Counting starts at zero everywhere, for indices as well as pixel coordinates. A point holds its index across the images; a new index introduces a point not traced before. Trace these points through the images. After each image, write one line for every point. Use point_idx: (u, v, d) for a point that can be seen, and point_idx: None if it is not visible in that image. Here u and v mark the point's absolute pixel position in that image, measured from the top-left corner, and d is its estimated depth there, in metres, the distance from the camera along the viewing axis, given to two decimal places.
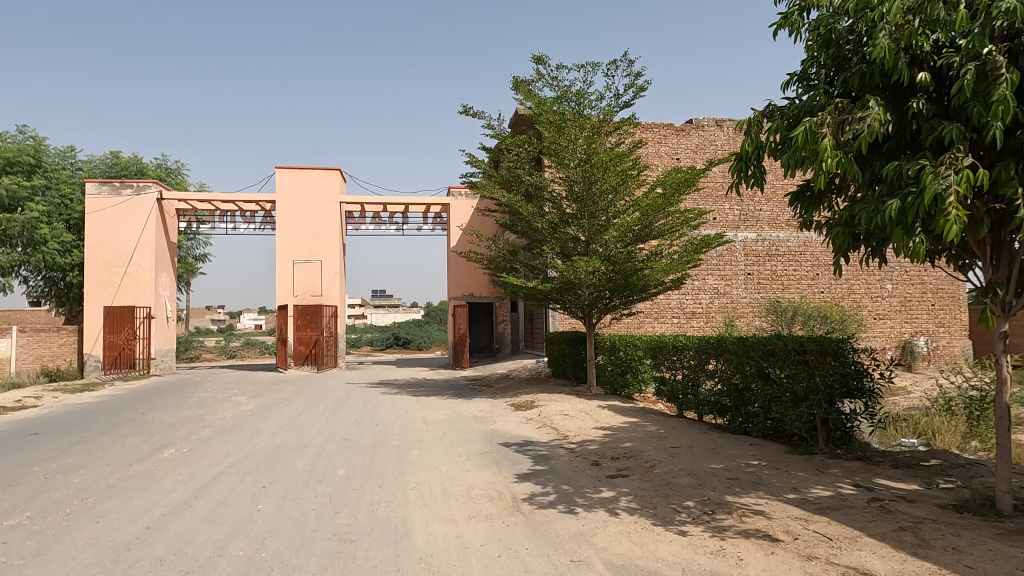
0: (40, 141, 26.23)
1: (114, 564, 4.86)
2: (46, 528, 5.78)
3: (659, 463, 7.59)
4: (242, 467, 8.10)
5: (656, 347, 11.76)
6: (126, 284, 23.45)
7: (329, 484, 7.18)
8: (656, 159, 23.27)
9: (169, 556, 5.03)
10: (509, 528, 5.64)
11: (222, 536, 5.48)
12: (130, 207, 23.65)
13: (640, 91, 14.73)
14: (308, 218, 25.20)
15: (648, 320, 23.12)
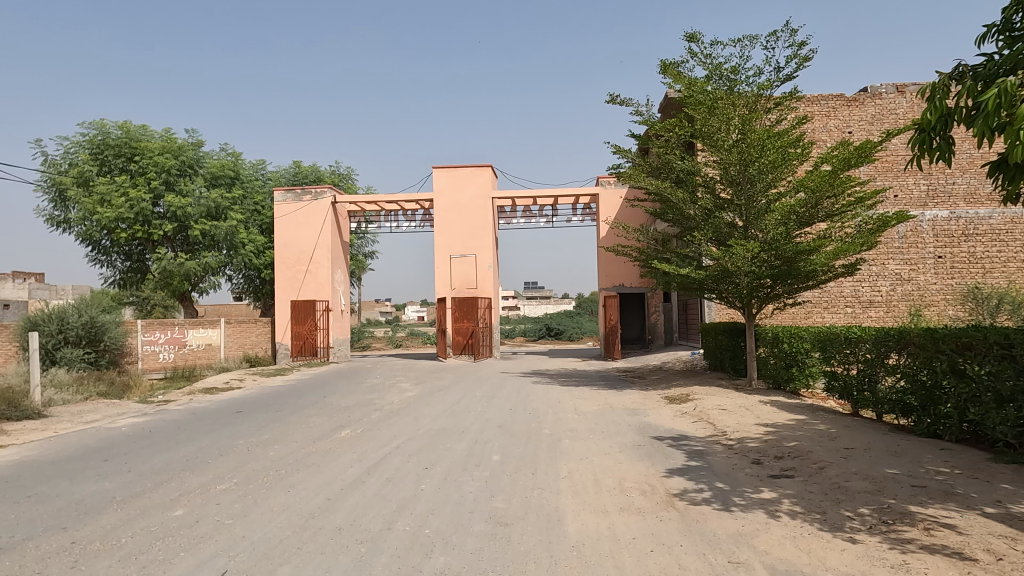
0: (238, 156, 29.99)
1: (303, 529, 5.49)
2: (250, 493, 6.68)
3: (830, 465, 7.00)
4: (408, 448, 8.74)
5: (824, 339, 10.83)
6: (308, 280, 26.18)
7: (485, 469, 7.51)
8: (823, 135, 21.36)
9: (346, 525, 5.57)
10: (663, 523, 5.52)
11: (391, 511, 5.95)
12: (310, 211, 26.26)
13: (804, 61, 13.60)
14: (463, 214, 26.35)
15: (817, 310, 21.36)
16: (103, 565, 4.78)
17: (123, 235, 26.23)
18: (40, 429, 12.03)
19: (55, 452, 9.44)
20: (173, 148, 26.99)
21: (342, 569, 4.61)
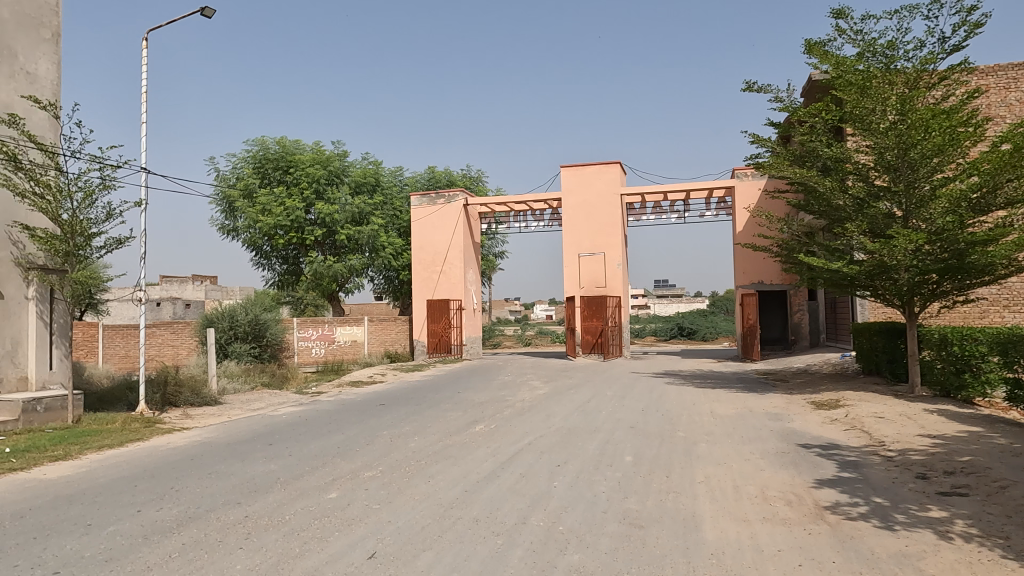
0: (378, 164, 32.01)
1: (443, 518, 5.74)
2: (394, 481, 7.08)
3: (1014, 485, 6.16)
4: (540, 445, 8.85)
5: (1005, 342, 9.56)
6: (442, 280, 27.32)
7: (618, 469, 7.42)
8: (1001, 110, 18.83)
9: (483, 517, 5.74)
10: (812, 536, 5.15)
11: (525, 506, 6.06)
12: (443, 214, 27.39)
13: (977, 28, 12.10)
14: (591, 212, 26.22)
15: (994, 309, 18.90)
16: (271, 539, 5.30)
17: (281, 241, 28.89)
18: (217, 414, 13.58)
19: (230, 435, 10.61)
20: (323, 159, 29.41)
21: (480, 559, 4.76)
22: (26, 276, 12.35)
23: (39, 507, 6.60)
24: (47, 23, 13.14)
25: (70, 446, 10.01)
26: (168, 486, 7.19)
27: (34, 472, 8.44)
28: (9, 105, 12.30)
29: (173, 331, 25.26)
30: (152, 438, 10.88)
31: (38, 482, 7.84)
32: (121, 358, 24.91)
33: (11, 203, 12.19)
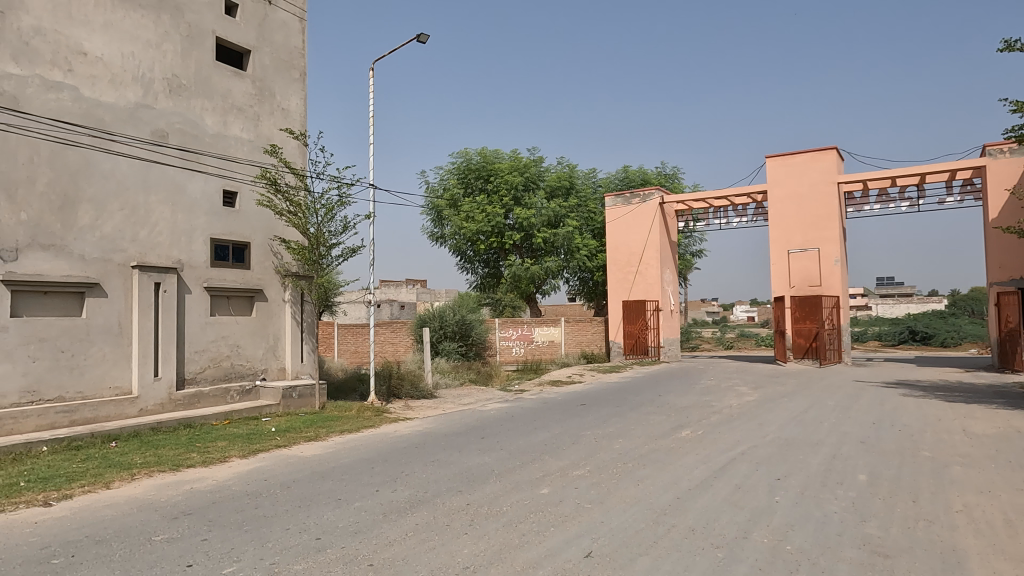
0: (572, 167, 32.60)
1: (656, 523, 5.61)
2: (603, 482, 7.09)
3: None
4: (755, 456, 8.28)
5: None
6: (638, 281, 26.88)
7: (851, 489, 6.66)
8: None
9: (700, 527, 5.50)
10: None
11: (745, 520, 5.69)
12: (638, 213, 26.97)
13: None
14: (803, 205, 24.04)
15: None
16: (492, 527, 5.59)
17: (483, 246, 30.66)
18: (434, 407, 14.78)
19: (446, 427, 11.47)
20: (520, 166, 30.76)
21: (700, 570, 4.56)
22: (283, 282, 14.57)
23: (300, 479, 7.71)
24: (296, 65, 15.37)
25: (319, 428, 11.57)
26: (400, 471, 7.97)
27: (294, 449, 9.89)
28: (270, 137, 14.58)
29: (392, 330, 28.07)
30: (381, 425, 12.16)
31: (298, 458, 9.16)
32: (352, 353, 28.28)
33: (272, 220, 14.43)
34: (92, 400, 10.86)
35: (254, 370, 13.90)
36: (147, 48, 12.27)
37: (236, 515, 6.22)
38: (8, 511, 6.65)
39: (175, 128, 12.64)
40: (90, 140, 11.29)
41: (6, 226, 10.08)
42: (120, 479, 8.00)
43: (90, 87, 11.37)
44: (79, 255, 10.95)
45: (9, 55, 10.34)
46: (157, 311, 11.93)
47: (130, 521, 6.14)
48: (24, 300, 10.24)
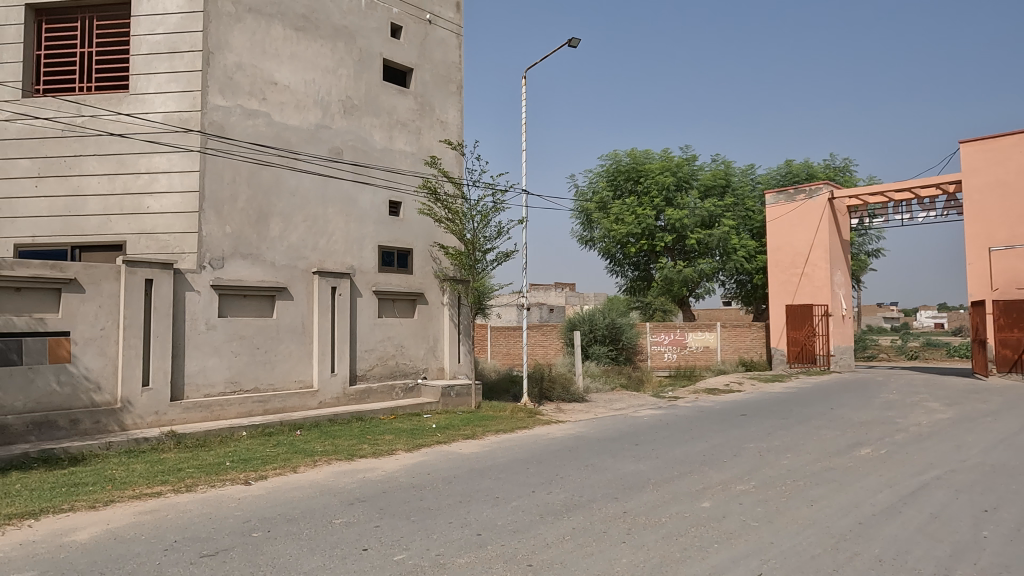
0: (728, 165, 31.03)
1: (835, 550, 5.11)
2: (770, 499, 6.62)
3: None
4: (954, 482, 7.27)
5: None
6: (804, 284, 24.84)
7: None
8: None
9: (888, 558, 4.92)
10: None
11: (945, 555, 5.00)
12: (804, 211, 24.97)
13: None
14: (1008, 195, 20.84)
15: None
16: (652, 538, 5.43)
17: (633, 248, 30.13)
18: (585, 411, 14.76)
19: (598, 432, 11.38)
20: (672, 166, 29.86)
21: None
22: (442, 286, 15.33)
23: (460, 475, 8.03)
24: (453, 79, 16.14)
25: (475, 427, 12.00)
26: (555, 473, 8.02)
27: (453, 446, 10.36)
28: (430, 149, 15.44)
29: (542, 333, 28.50)
30: (534, 427, 12.36)
31: (457, 455, 9.57)
32: (504, 355, 29.15)
33: (432, 227, 15.24)
34: (280, 391, 12.15)
35: (416, 369, 14.77)
36: (325, 74, 13.53)
37: (403, 506, 6.62)
38: (217, 487, 7.63)
39: (349, 145, 13.80)
40: (280, 160, 12.69)
41: (215, 238, 11.61)
42: (304, 464, 8.85)
43: (280, 112, 12.78)
44: (271, 262, 12.33)
45: (217, 89, 11.93)
46: (334, 312, 13.08)
47: (314, 503, 6.77)
48: (228, 302, 11.69)
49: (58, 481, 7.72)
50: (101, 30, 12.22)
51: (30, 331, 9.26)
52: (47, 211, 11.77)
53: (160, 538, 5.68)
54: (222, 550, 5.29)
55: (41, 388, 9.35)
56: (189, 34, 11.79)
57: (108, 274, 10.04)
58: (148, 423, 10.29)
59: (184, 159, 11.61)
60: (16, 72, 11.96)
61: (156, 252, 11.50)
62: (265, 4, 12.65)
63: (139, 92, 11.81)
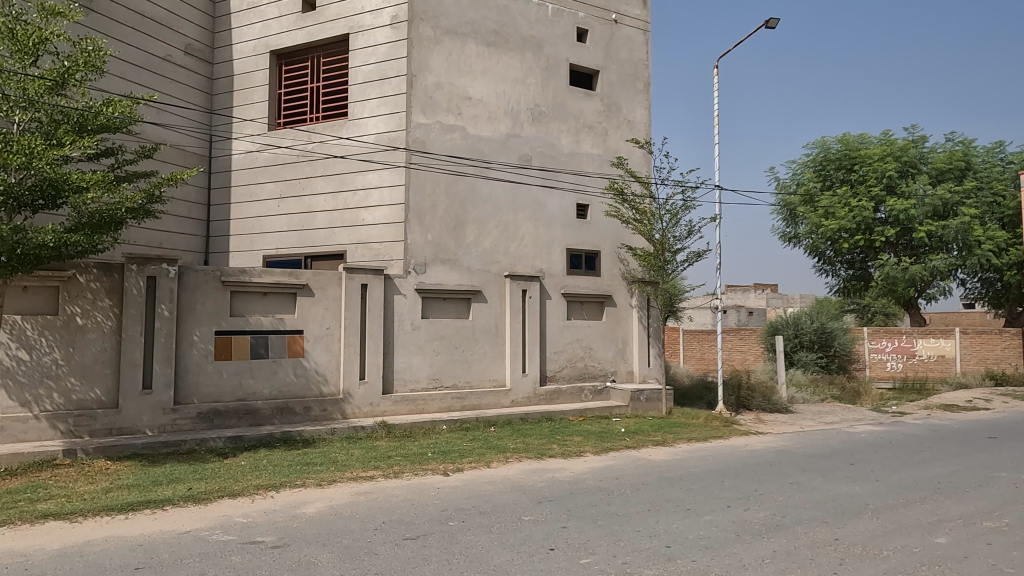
0: (968, 144, 26.58)
1: None
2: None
3: None
4: None
5: None
6: None
7: None
8: None
9: None
10: None
11: None
12: None
13: None
14: None
15: None
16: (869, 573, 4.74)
17: (846, 245, 27.03)
18: (789, 423, 13.53)
19: (806, 446, 10.34)
20: (893, 150, 26.32)
21: None
22: (631, 288, 15.05)
23: (649, 483, 7.79)
24: (640, 77, 15.84)
25: (666, 434, 11.59)
26: (753, 489, 7.42)
27: (643, 452, 10.10)
28: (617, 149, 15.32)
29: (740, 337, 26.82)
30: (730, 437, 11.60)
31: (646, 461, 9.32)
32: (697, 359, 27.93)
33: (620, 229, 15.07)
34: (476, 389, 12.82)
35: (605, 371, 14.68)
36: (515, 85, 14.06)
37: (591, 509, 6.58)
38: (421, 475, 8.26)
39: (537, 151, 14.19)
40: (474, 170, 13.44)
41: (418, 245, 12.62)
42: (497, 460, 9.24)
43: (474, 125, 13.54)
44: (467, 267, 13.09)
45: (420, 108, 12.97)
46: (524, 314, 13.49)
47: (506, 498, 7.01)
48: (430, 304, 12.62)
49: (294, 460, 8.91)
50: (326, 66, 13.96)
51: (274, 329, 10.84)
52: (287, 226, 13.73)
53: (372, 518, 6.27)
54: (422, 535, 5.69)
55: (283, 379, 10.89)
56: (395, 60, 12.97)
57: (332, 280, 11.40)
58: (364, 413, 11.49)
59: (392, 174, 12.79)
60: (264, 110, 14.13)
61: (370, 259, 12.81)
62: (460, 25, 13.49)
63: (356, 117, 13.28)
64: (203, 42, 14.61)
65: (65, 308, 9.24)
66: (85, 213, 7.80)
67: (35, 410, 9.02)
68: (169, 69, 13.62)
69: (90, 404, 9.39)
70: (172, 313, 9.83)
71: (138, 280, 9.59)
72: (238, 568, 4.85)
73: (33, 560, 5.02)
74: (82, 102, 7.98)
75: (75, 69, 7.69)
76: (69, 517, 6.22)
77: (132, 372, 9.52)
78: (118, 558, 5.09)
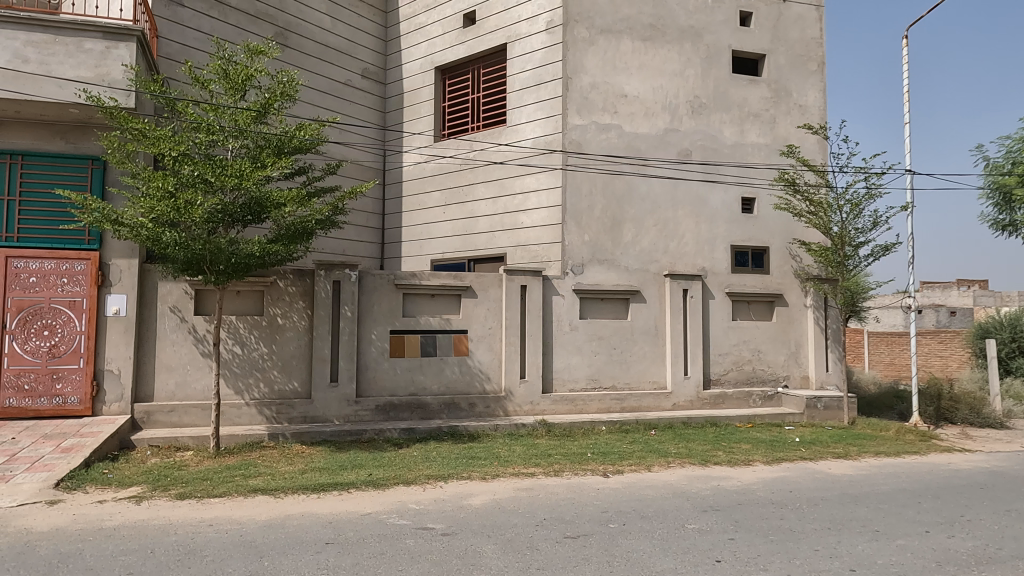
0: None
1: None
2: None
3: None
4: None
5: None
6: None
7: None
8: None
9: None
10: None
11: None
12: None
13: None
14: None
15: None
16: None
17: None
18: (1005, 441, 11.65)
19: None
20: None
21: None
22: (805, 286, 13.88)
23: (830, 499, 7.13)
24: (813, 56, 14.62)
25: (850, 446, 10.54)
26: (959, 514, 6.48)
27: (822, 464, 9.28)
28: (787, 137, 14.25)
29: (939, 340, 23.72)
30: (929, 453, 10.24)
31: (825, 475, 8.54)
32: (886, 365, 25.10)
33: (791, 222, 14.03)
34: (636, 390, 12.59)
35: (777, 376, 13.67)
36: (673, 78, 13.63)
37: (762, 522, 6.17)
38: (581, 475, 8.29)
39: (698, 145, 13.63)
40: (632, 168, 13.23)
41: (576, 246, 12.69)
42: (658, 464, 9.00)
43: (630, 122, 13.34)
44: (625, 267, 12.93)
45: (575, 110, 13.03)
46: (686, 314, 13.01)
47: (669, 505, 6.80)
48: (588, 305, 12.60)
49: (460, 453, 9.39)
50: (486, 77, 14.55)
51: (441, 329, 11.50)
52: (452, 231, 14.52)
53: (533, 514, 6.41)
54: (583, 535, 5.70)
55: (449, 376, 11.50)
56: (551, 65, 13.17)
57: (493, 282, 11.84)
58: (525, 411, 11.78)
59: (549, 177, 12.98)
60: (430, 123, 15.07)
61: (529, 261, 13.12)
62: (614, 23, 13.37)
63: (514, 124, 13.69)
64: (377, 66, 15.93)
65: (268, 310, 10.55)
66: (284, 224, 8.89)
67: (247, 398, 10.38)
68: (349, 93, 15.04)
69: (289, 394, 10.63)
70: (354, 313, 10.82)
71: (326, 284, 10.70)
72: (411, 551, 5.20)
73: (247, 529, 5.79)
74: (280, 127, 9.06)
75: (273, 99, 8.76)
76: (273, 493, 7.09)
77: (322, 366, 10.62)
78: (312, 532, 5.71)
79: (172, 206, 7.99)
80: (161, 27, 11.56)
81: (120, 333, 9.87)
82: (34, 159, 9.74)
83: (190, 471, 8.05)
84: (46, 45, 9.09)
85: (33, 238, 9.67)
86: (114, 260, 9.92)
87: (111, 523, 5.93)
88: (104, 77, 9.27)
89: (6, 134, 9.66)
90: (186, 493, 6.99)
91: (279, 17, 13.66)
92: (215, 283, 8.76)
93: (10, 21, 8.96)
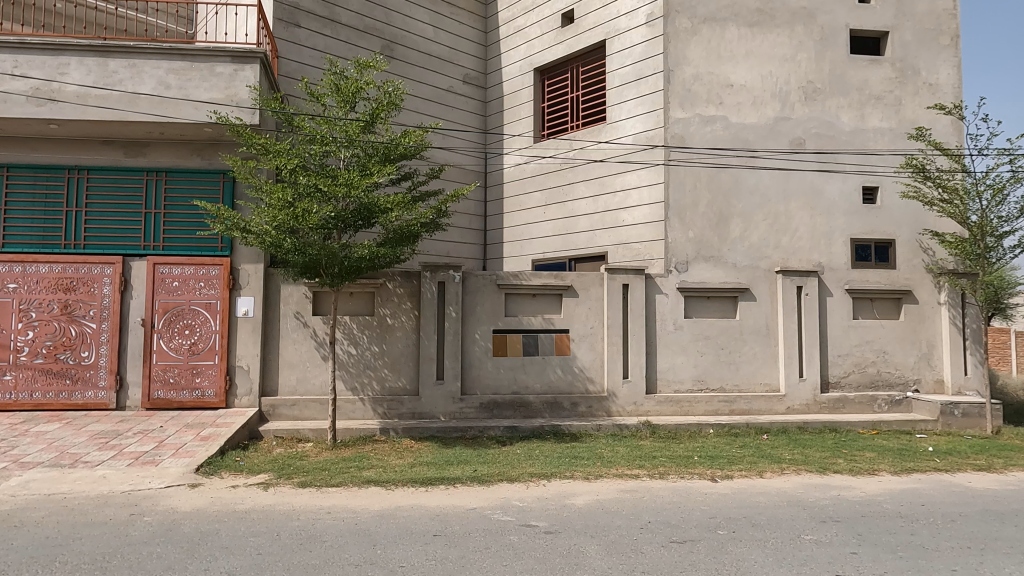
0: None
1: None
2: None
3: None
4: None
5: None
6: None
7: None
8: None
9: None
10: None
11: None
12: None
13: None
14: None
15: None
16: None
17: None
18: None
19: None
20: None
21: None
22: (938, 282, 12.69)
23: (970, 516, 6.46)
24: (945, 30, 13.35)
25: (994, 458, 9.50)
26: None
27: (960, 477, 8.43)
28: (916, 120, 13.11)
29: None
30: None
31: (965, 489, 7.76)
32: None
33: (920, 212, 12.89)
34: (746, 393, 12.04)
35: (906, 380, 12.59)
36: (784, 63, 12.91)
37: (888, 537, 5.70)
38: (687, 479, 8.04)
39: (812, 133, 12.84)
40: (739, 160, 12.68)
41: (679, 243, 12.34)
42: (771, 471, 8.54)
43: (737, 113, 12.79)
44: (732, 264, 12.43)
45: (678, 103, 12.67)
46: (801, 313, 12.27)
47: (783, 514, 6.43)
48: (694, 304, 12.21)
49: (563, 452, 9.39)
50: (584, 75, 14.48)
51: (543, 329, 11.57)
52: (553, 231, 14.57)
53: (637, 516, 6.29)
54: (690, 540, 5.54)
55: (551, 375, 11.54)
56: (652, 59, 12.89)
57: (595, 281, 11.76)
58: (629, 411, 11.61)
59: (651, 173, 12.72)
60: (530, 124, 15.20)
61: (631, 259, 12.91)
62: (719, 10, 12.88)
63: (614, 121, 13.55)
64: (478, 71, 16.28)
65: (378, 311, 11.07)
66: (392, 229, 9.30)
67: (360, 394, 10.95)
68: (451, 99, 15.48)
69: (398, 391, 11.10)
70: (458, 314, 11.11)
71: (431, 285, 11.06)
72: (515, 548, 5.26)
73: (360, 517, 6.12)
74: (387, 135, 9.48)
75: (380, 108, 9.19)
76: (385, 485, 7.44)
77: (428, 365, 10.99)
78: (420, 524, 5.93)
79: (291, 214, 8.55)
80: (281, 48, 12.44)
81: (249, 332, 10.74)
82: (176, 175, 10.80)
83: (310, 461, 8.61)
84: (184, 71, 10.04)
85: (176, 246, 10.73)
86: (243, 265, 10.80)
87: (244, 506, 6.47)
88: (233, 98, 10.11)
89: (152, 153, 10.78)
90: (306, 482, 7.48)
91: (386, 30, 14.30)
92: (329, 286, 9.35)
93: (155, 52, 9.98)
